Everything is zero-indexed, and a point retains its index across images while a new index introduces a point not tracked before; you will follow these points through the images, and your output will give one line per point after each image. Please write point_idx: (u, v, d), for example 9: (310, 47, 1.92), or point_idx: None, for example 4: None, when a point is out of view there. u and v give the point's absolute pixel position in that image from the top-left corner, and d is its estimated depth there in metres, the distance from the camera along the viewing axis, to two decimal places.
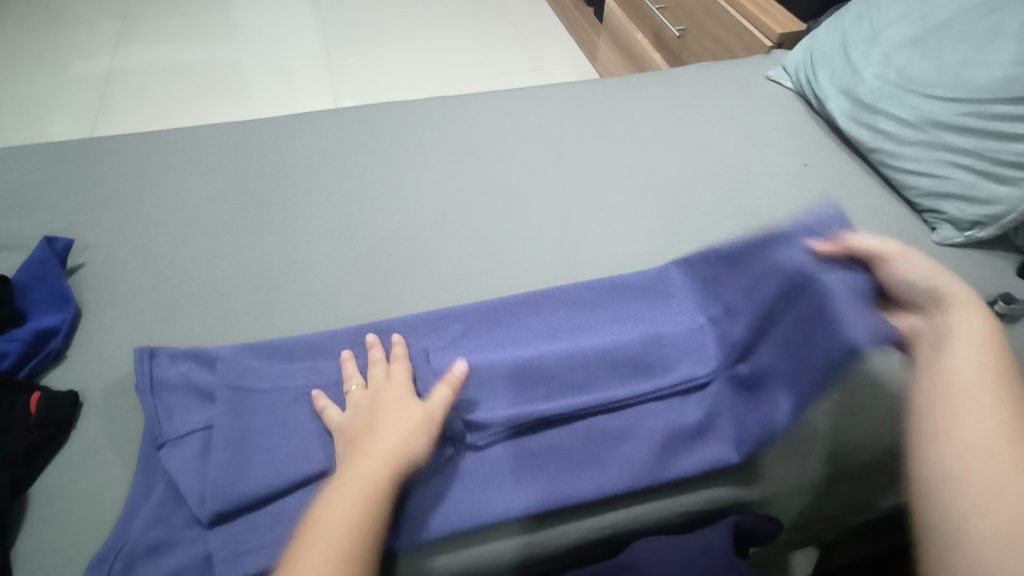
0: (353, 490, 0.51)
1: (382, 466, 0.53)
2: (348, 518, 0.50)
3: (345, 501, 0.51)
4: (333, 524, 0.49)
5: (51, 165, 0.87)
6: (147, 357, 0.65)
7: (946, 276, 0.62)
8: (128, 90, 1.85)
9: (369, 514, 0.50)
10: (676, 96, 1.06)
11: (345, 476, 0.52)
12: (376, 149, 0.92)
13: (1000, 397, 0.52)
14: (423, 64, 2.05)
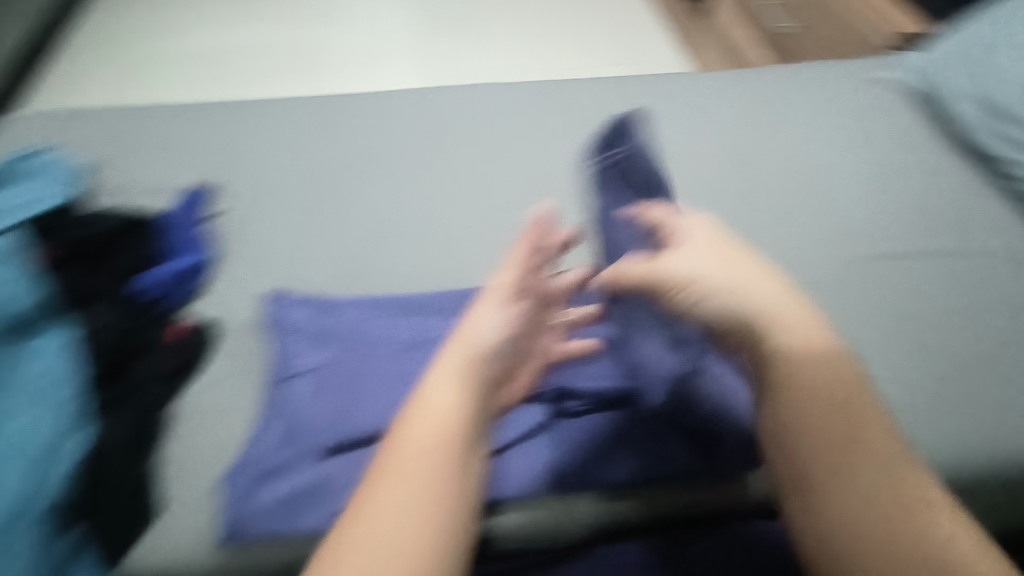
0: (430, 413, 0.46)
1: (457, 384, 0.48)
2: (426, 445, 0.45)
3: (420, 427, 0.46)
4: (406, 452, 0.44)
5: (185, 122, 0.95)
6: (276, 302, 0.72)
7: (761, 284, 0.53)
8: (224, 41, 1.91)
9: (452, 438, 0.45)
10: (782, 88, 1.05)
11: (419, 399, 0.48)
12: (484, 125, 0.96)
13: (837, 421, 0.47)
14: (511, 39, 2.05)
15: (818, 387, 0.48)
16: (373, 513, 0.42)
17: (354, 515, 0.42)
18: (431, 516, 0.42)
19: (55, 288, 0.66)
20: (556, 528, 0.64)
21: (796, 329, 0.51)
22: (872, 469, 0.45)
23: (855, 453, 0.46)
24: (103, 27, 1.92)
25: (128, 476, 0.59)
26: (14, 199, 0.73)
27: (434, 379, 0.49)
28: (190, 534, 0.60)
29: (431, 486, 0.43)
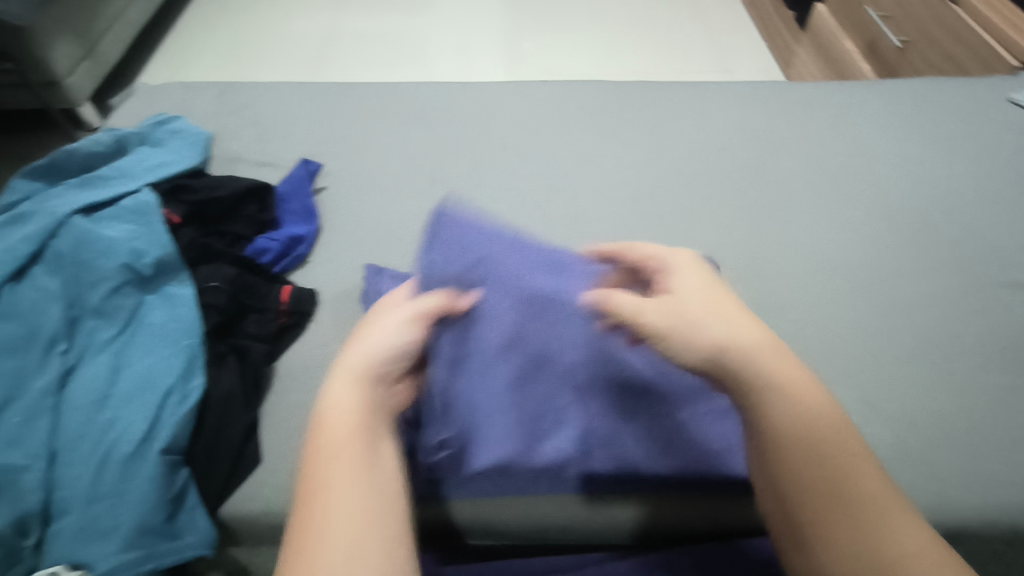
0: (333, 424, 0.46)
1: (357, 388, 0.48)
2: (339, 451, 0.45)
3: (332, 437, 0.45)
4: (322, 462, 0.45)
5: (304, 100, 1.01)
6: (375, 274, 0.73)
7: (726, 321, 0.50)
8: (337, 52, 2.07)
9: (362, 441, 0.46)
10: (899, 106, 1.00)
11: (321, 411, 0.47)
12: (583, 122, 0.97)
13: (801, 450, 0.45)
14: (604, 53, 2.09)
15: (792, 423, 0.46)
16: (312, 521, 0.42)
17: (298, 529, 0.42)
18: (366, 514, 0.42)
19: (181, 244, 0.71)
20: (593, 528, 0.63)
21: (783, 366, 0.48)
22: (857, 483, 0.44)
23: (845, 472, 0.45)
24: (235, 32, 2.13)
25: (236, 424, 0.61)
26: (151, 157, 0.79)
27: (332, 391, 0.48)
28: (283, 484, 0.60)
29: (347, 487, 0.43)
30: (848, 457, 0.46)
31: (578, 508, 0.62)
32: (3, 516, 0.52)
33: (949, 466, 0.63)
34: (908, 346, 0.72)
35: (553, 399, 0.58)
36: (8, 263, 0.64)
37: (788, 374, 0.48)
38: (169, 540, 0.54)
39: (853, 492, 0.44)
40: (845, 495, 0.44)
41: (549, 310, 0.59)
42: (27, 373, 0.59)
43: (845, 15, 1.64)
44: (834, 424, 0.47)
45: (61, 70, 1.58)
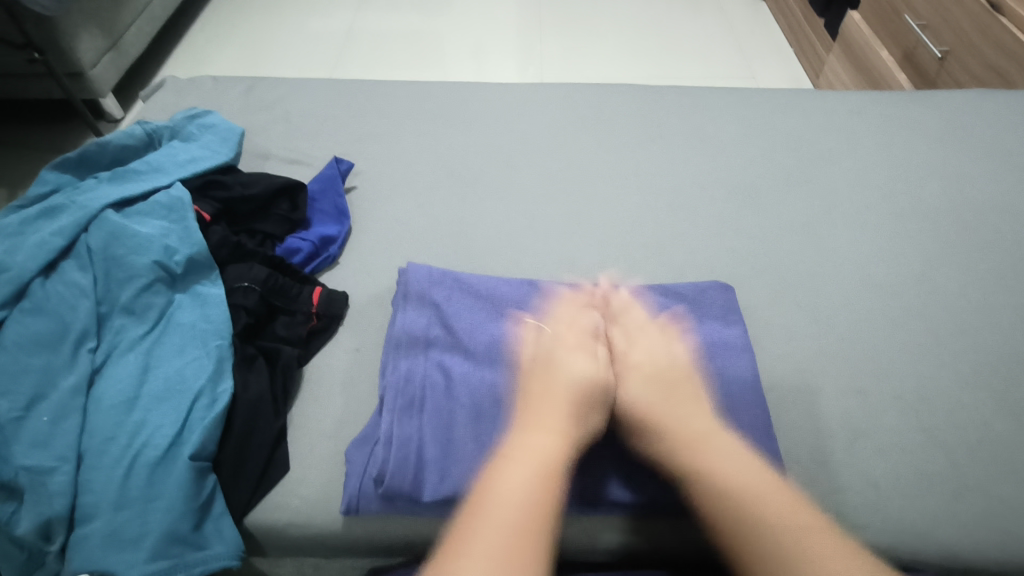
0: (527, 464, 0.52)
1: (553, 440, 0.54)
2: (528, 486, 0.50)
3: (525, 474, 0.51)
4: (504, 493, 0.49)
5: (334, 97, 0.99)
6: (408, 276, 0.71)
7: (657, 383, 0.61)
8: (360, 50, 2.06)
9: (545, 484, 0.50)
10: (945, 116, 0.97)
11: (521, 451, 0.53)
12: (619, 127, 0.95)
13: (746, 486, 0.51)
14: (628, 56, 2.07)
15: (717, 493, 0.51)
16: (479, 536, 0.46)
17: (462, 539, 0.46)
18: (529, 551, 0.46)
19: (212, 242, 0.69)
20: (587, 550, 0.59)
21: (695, 441, 0.55)
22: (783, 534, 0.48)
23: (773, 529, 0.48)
24: (259, 27, 2.13)
25: (267, 429, 0.59)
26: (183, 152, 0.77)
27: (531, 438, 0.54)
28: (311, 494, 0.58)
29: (531, 516, 0.48)
30: (778, 514, 0.49)
31: (576, 532, 0.58)
32: (28, 521, 0.50)
33: (1020, 497, 0.58)
34: (972, 364, 0.67)
35: None
36: (39, 258, 0.62)
37: (707, 450, 0.54)
38: (196, 550, 0.52)
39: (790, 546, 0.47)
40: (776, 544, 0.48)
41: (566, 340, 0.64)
42: (56, 370, 0.57)
43: (880, 23, 1.61)
44: (748, 487, 0.51)
45: (86, 62, 1.58)
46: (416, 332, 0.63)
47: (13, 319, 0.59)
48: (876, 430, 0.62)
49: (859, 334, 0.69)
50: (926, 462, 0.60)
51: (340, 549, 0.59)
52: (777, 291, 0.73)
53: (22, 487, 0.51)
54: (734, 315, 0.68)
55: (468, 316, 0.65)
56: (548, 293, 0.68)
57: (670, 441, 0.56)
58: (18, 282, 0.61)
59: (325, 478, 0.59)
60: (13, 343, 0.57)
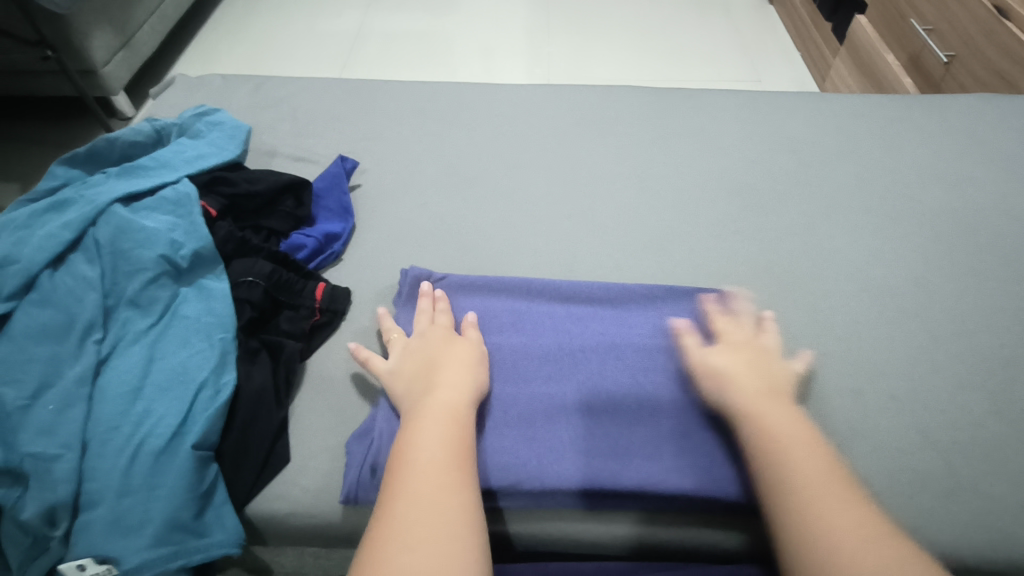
0: (431, 421, 0.53)
1: (455, 395, 0.56)
2: (440, 443, 0.51)
3: (431, 431, 0.52)
4: (420, 453, 0.50)
5: (340, 96, 1.00)
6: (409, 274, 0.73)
7: (743, 350, 0.62)
8: (369, 50, 2.08)
9: (453, 440, 0.52)
10: (949, 120, 0.97)
11: (422, 410, 0.54)
12: (622, 128, 0.95)
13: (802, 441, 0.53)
14: (634, 58, 2.08)
15: (757, 440, 0.54)
16: (406, 496, 0.47)
17: (390, 501, 0.48)
18: (446, 504, 0.47)
19: (218, 237, 0.70)
20: (596, 544, 0.59)
21: (764, 399, 0.57)
22: (812, 484, 0.49)
23: (813, 475, 0.50)
24: (269, 26, 2.15)
25: (269, 421, 0.60)
26: (190, 149, 0.78)
27: (437, 398, 0.55)
28: (311, 485, 0.59)
29: (453, 473, 0.49)
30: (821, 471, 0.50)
31: (582, 524, 0.58)
32: (33, 506, 0.51)
33: (1016, 497, 0.58)
34: (971, 367, 0.67)
35: (508, 430, 0.60)
36: (47, 250, 0.63)
37: (762, 406, 0.56)
38: (197, 538, 0.53)
39: (827, 495, 0.48)
40: (800, 490, 0.49)
41: (542, 333, 0.67)
42: (63, 361, 0.58)
43: (887, 27, 1.61)
44: (791, 441, 0.53)
45: (98, 60, 1.60)
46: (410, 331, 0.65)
47: (21, 310, 0.60)
48: (873, 430, 0.62)
49: (858, 335, 0.69)
50: (922, 463, 0.60)
51: (340, 541, 0.60)
52: (776, 292, 0.74)
53: (27, 473, 0.52)
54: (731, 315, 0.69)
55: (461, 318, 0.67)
56: (544, 287, 0.70)
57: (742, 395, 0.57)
58: (27, 274, 0.62)
59: (325, 471, 0.59)
60: (21, 334, 0.59)
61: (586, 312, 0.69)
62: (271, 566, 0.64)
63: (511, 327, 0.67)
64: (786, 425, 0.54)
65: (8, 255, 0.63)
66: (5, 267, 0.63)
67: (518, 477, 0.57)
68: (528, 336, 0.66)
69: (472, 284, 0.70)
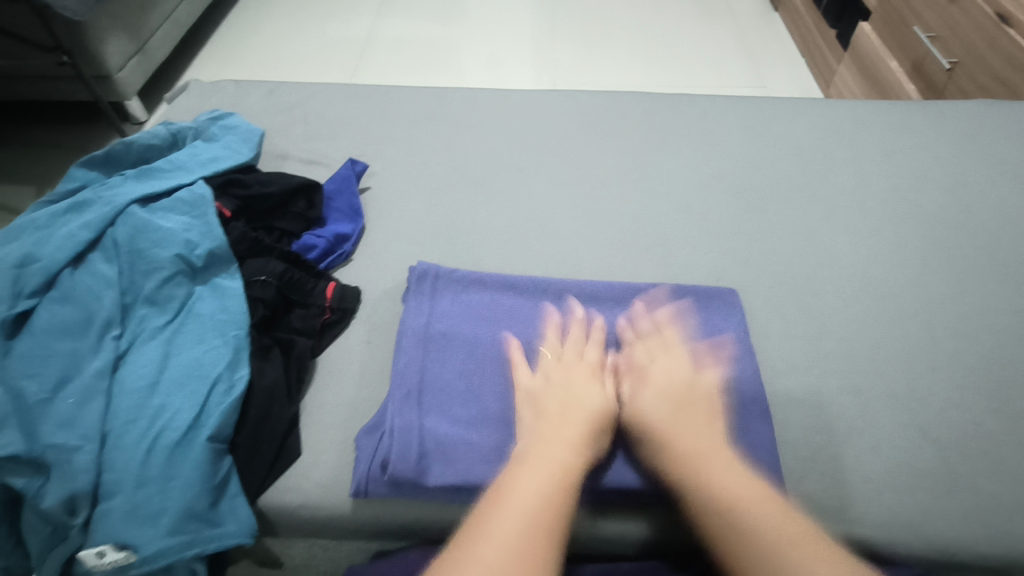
0: (537, 467, 0.52)
1: (575, 446, 0.54)
2: (547, 492, 0.49)
3: (543, 478, 0.50)
4: (519, 496, 0.49)
5: (350, 101, 1.03)
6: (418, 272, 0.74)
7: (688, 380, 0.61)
8: (377, 56, 2.11)
9: (558, 493, 0.50)
10: (950, 125, 0.98)
11: (527, 455, 0.53)
12: (627, 132, 0.97)
13: (749, 495, 0.51)
14: (639, 64, 2.10)
15: (708, 501, 0.51)
16: (490, 535, 0.46)
17: (468, 539, 0.46)
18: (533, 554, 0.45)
19: (232, 238, 0.72)
20: (618, 544, 0.60)
21: (693, 451, 0.55)
22: (779, 545, 0.47)
23: (769, 529, 0.48)
24: (279, 33, 2.19)
25: (281, 416, 0.62)
26: (205, 151, 0.81)
27: (541, 442, 0.54)
28: (321, 478, 0.60)
29: (547, 526, 0.47)
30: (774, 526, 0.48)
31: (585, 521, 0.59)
32: (54, 495, 0.52)
33: (1013, 495, 0.59)
34: (970, 367, 0.68)
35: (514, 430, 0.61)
36: (67, 249, 0.65)
37: (709, 457, 0.54)
38: (212, 527, 0.55)
39: (793, 550, 0.46)
40: (772, 543, 0.47)
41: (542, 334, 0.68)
42: (82, 356, 0.60)
43: (890, 35, 1.62)
44: (735, 490, 0.51)
45: (112, 66, 1.64)
46: (418, 329, 0.67)
47: (42, 307, 0.62)
48: (872, 428, 0.63)
49: (858, 335, 0.71)
50: (920, 460, 0.61)
51: (349, 532, 0.61)
52: (777, 292, 0.75)
53: (48, 462, 0.53)
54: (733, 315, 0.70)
55: (464, 316, 0.68)
56: (547, 287, 0.72)
57: (673, 448, 0.55)
58: (48, 271, 0.64)
59: (335, 464, 0.61)
60: (42, 329, 0.60)
61: (588, 313, 0.70)
62: (281, 558, 0.65)
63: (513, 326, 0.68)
64: (728, 478, 0.52)
65: (30, 253, 0.65)
66: (27, 264, 0.65)
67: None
68: (531, 336, 0.68)
69: (477, 282, 0.71)
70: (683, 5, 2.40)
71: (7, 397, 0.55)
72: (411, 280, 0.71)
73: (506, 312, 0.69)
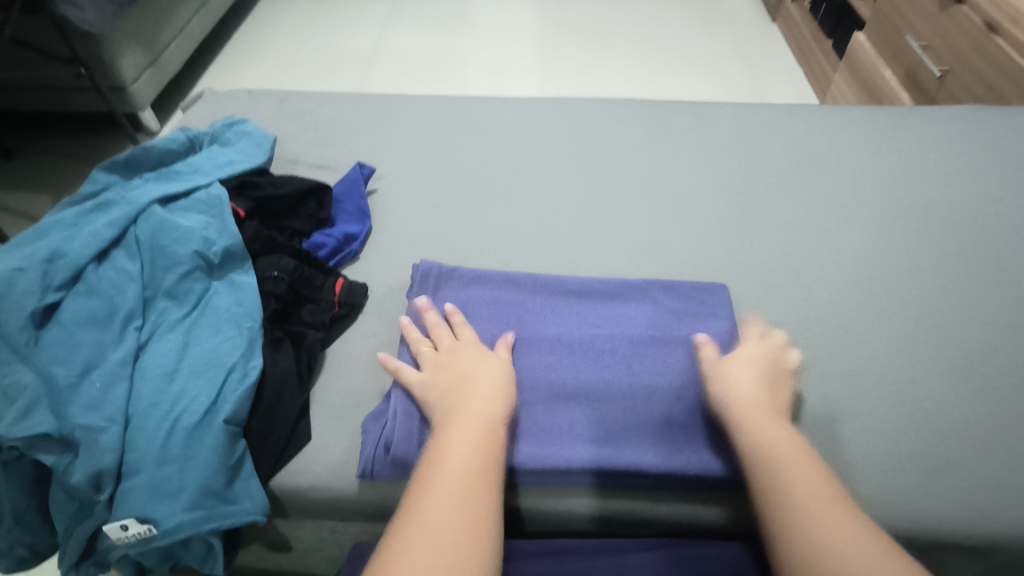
0: (462, 425, 0.55)
1: (489, 398, 0.58)
2: (472, 447, 0.53)
3: (463, 435, 0.54)
4: (450, 456, 0.52)
5: (359, 109, 1.07)
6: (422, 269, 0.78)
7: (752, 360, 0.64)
8: (384, 67, 2.17)
9: (480, 447, 0.54)
10: (937, 129, 1.01)
11: (455, 413, 0.57)
12: (623, 137, 1.01)
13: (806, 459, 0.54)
14: (639, 74, 2.15)
15: (756, 465, 0.55)
16: (427, 496, 0.50)
17: (410, 502, 0.50)
18: (464, 509, 0.49)
19: (246, 236, 0.76)
20: (557, 521, 0.64)
21: (762, 417, 0.58)
22: (811, 499, 0.51)
23: (806, 492, 0.51)
24: (289, 45, 2.25)
25: (292, 402, 0.65)
26: (221, 156, 0.85)
27: (472, 401, 0.58)
28: (330, 461, 0.63)
29: (477, 483, 0.51)
30: (812, 491, 0.51)
31: (589, 502, 0.63)
32: (81, 471, 0.56)
33: (990, 477, 0.61)
34: (953, 358, 0.71)
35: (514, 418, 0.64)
36: (93, 246, 0.69)
37: (767, 424, 0.57)
38: (227, 504, 0.58)
39: (818, 511, 0.50)
40: (803, 499, 0.51)
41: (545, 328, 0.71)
42: (107, 344, 0.64)
43: (884, 44, 1.66)
44: (790, 454, 0.54)
45: (128, 78, 1.70)
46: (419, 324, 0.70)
47: (69, 299, 0.66)
48: (855, 415, 0.66)
49: (844, 328, 0.73)
50: (905, 445, 0.63)
51: (354, 514, 0.64)
52: (767, 287, 0.78)
53: (76, 441, 0.57)
54: (724, 307, 0.73)
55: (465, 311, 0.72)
56: (547, 282, 0.75)
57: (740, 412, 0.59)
58: (75, 266, 0.68)
59: (342, 449, 0.64)
60: (70, 320, 0.64)
61: (586, 309, 0.73)
62: (291, 541, 0.69)
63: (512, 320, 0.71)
64: (783, 444, 0.55)
65: (58, 249, 0.69)
66: (55, 259, 0.69)
67: (522, 457, 0.61)
68: (529, 329, 0.71)
69: (476, 279, 0.75)
70: (683, 16, 2.45)
71: (38, 381, 0.59)
72: (415, 276, 0.75)
73: (509, 306, 0.73)
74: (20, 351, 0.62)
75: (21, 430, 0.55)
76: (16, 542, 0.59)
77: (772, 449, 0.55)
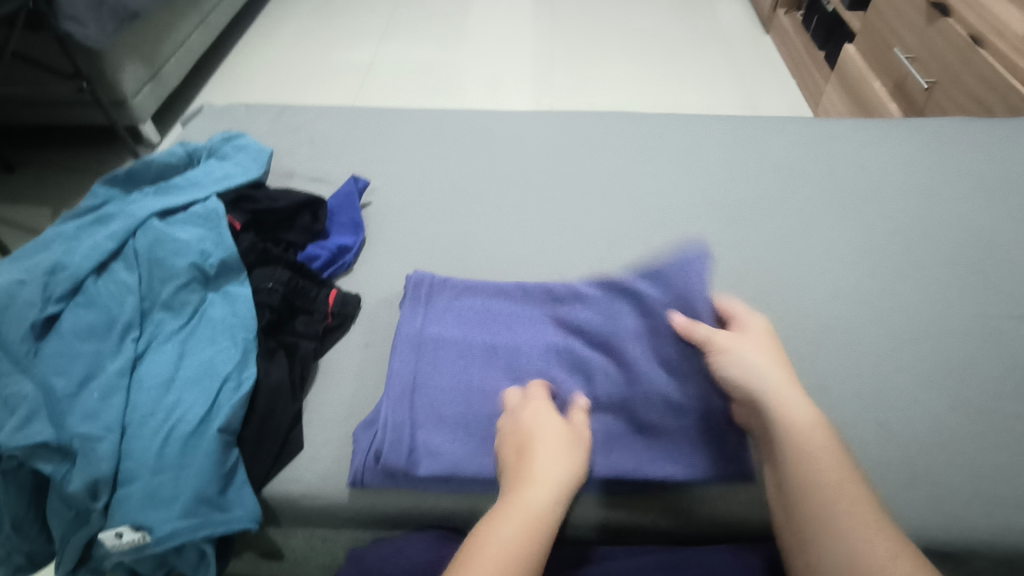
0: (542, 459, 0.57)
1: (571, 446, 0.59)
2: (549, 483, 0.55)
3: (543, 470, 0.56)
4: (531, 491, 0.54)
5: (354, 124, 1.09)
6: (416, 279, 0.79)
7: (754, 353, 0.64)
8: (382, 80, 2.20)
9: (556, 486, 0.55)
10: (921, 142, 1.03)
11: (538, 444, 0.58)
12: (613, 150, 1.03)
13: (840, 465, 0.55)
14: (632, 85, 2.18)
15: (790, 467, 0.55)
16: (501, 526, 0.51)
17: (485, 527, 0.51)
18: (530, 545, 0.50)
19: (242, 247, 0.77)
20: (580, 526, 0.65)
21: (800, 416, 0.58)
22: (841, 509, 0.51)
23: (839, 500, 0.52)
24: (288, 59, 2.28)
25: (285, 412, 0.66)
26: (218, 169, 0.87)
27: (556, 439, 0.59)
28: (321, 470, 0.65)
29: (542, 521, 0.52)
30: (848, 499, 0.52)
31: (584, 508, 0.64)
32: (79, 480, 0.57)
33: (967, 485, 0.63)
34: (932, 368, 0.72)
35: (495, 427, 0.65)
36: (92, 258, 0.71)
37: (805, 424, 0.57)
38: (220, 512, 0.59)
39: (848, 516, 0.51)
40: (840, 506, 0.51)
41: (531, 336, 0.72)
42: (105, 355, 0.65)
43: (874, 57, 1.69)
44: (826, 457, 0.55)
45: (128, 91, 1.74)
46: (410, 334, 0.71)
47: (69, 311, 0.68)
48: (836, 423, 0.67)
49: (827, 337, 0.75)
50: (884, 453, 0.65)
51: (345, 522, 0.66)
52: (751, 297, 0.79)
53: (74, 450, 0.58)
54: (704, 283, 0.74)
55: (451, 320, 0.73)
56: (531, 290, 0.77)
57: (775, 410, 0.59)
58: (75, 278, 0.70)
59: (333, 457, 0.65)
60: (69, 331, 0.66)
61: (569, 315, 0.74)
62: (284, 549, 0.70)
63: (495, 330, 0.73)
64: (819, 449, 0.56)
65: (58, 262, 0.71)
66: (55, 272, 0.70)
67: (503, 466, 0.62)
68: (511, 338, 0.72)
69: (466, 288, 0.77)
70: (678, 28, 2.48)
71: (37, 391, 0.61)
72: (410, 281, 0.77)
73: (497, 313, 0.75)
74: (20, 362, 0.64)
75: (21, 439, 0.57)
76: (13, 549, 0.61)
77: (802, 452, 0.55)
